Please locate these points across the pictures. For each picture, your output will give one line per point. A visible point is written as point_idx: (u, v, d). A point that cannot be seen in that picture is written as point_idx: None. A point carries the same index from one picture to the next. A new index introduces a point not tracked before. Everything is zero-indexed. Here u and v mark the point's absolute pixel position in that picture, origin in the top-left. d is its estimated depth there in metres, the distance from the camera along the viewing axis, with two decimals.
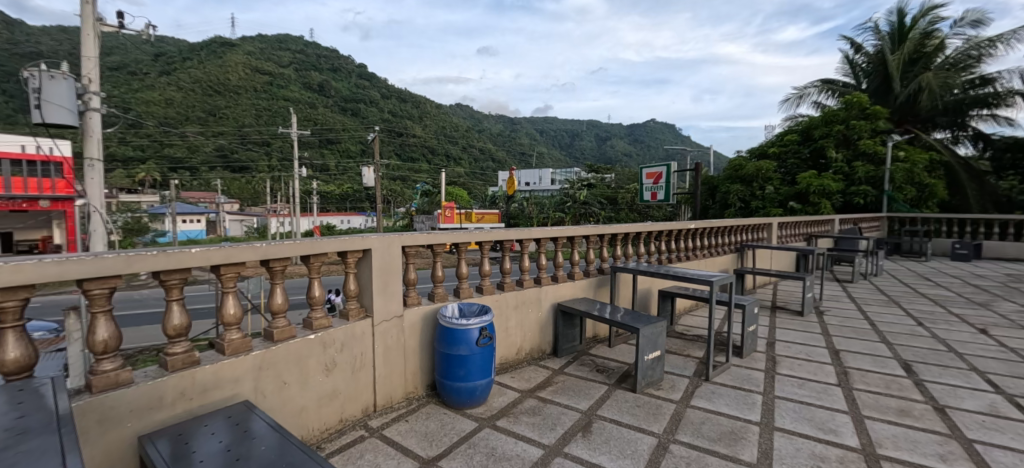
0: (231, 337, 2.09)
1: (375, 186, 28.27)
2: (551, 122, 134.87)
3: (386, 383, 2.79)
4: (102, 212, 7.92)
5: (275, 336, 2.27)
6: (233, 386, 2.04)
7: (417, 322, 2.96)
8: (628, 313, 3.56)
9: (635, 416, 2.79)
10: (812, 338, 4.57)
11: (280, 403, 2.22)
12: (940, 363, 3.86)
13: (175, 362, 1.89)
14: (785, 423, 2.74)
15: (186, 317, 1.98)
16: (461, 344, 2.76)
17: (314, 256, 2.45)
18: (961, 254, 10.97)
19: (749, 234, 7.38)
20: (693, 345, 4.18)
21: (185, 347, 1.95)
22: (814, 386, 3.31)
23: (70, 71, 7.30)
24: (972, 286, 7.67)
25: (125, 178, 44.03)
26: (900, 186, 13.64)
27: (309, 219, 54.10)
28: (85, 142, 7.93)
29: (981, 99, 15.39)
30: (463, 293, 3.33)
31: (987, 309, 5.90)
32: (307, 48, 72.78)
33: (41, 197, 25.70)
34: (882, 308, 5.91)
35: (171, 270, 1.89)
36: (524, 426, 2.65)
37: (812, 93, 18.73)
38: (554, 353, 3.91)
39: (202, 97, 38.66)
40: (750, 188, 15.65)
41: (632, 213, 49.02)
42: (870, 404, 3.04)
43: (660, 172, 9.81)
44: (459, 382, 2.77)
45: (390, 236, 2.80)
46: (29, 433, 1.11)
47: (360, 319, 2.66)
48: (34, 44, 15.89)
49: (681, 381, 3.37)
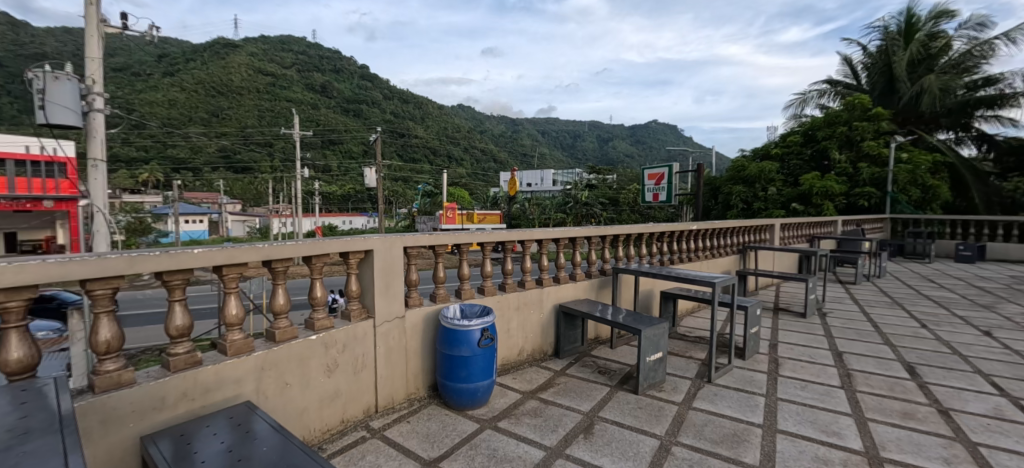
0: (233, 338, 2.10)
1: (377, 187, 28.26)
2: (553, 123, 134.99)
3: (387, 384, 2.79)
4: (106, 212, 7.89)
5: (277, 337, 2.27)
6: (234, 386, 2.04)
7: (418, 323, 2.96)
8: (630, 315, 3.55)
9: (637, 417, 2.78)
10: (815, 340, 4.56)
11: (282, 405, 2.22)
12: (944, 365, 3.85)
13: (177, 363, 1.89)
14: (788, 425, 2.73)
15: (189, 317, 1.99)
16: (462, 345, 2.76)
17: (315, 257, 2.45)
18: (966, 255, 10.93)
19: (751, 236, 7.35)
20: (695, 347, 4.16)
21: (188, 348, 1.95)
22: (817, 388, 3.30)
23: (75, 72, 7.33)
24: (976, 288, 7.63)
25: (128, 179, 44.23)
26: (905, 187, 13.53)
27: (311, 219, 54.16)
28: (89, 142, 7.93)
29: (986, 101, 15.38)
30: (465, 295, 3.33)
31: (991, 312, 5.86)
32: (311, 49, 73.15)
33: (45, 198, 25.76)
34: (885, 311, 5.88)
35: (173, 271, 1.89)
36: (526, 427, 2.65)
37: (814, 96, 18.79)
38: (555, 354, 3.91)
39: (205, 98, 38.81)
40: (752, 189, 15.65)
41: (634, 214, 49.12)
42: (875, 407, 3.02)
43: (662, 173, 9.78)
44: (460, 384, 2.77)
45: (392, 236, 2.81)
46: (32, 433, 1.11)
47: (362, 319, 2.66)
48: (38, 45, 15.99)
49: (683, 383, 3.36)
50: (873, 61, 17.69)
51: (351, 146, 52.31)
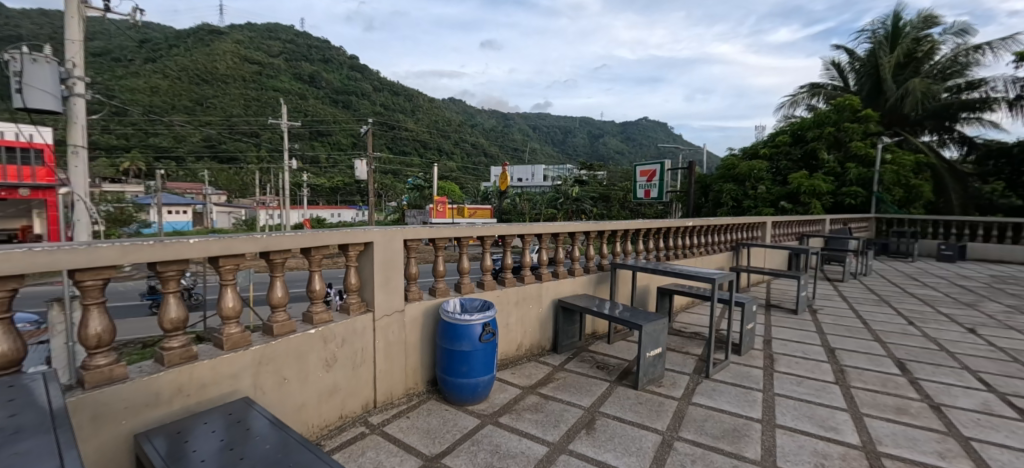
0: (230, 331, 2.01)
1: (367, 179, 27.87)
2: (544, 119, 134.83)
3: (386, 380, 2.74)
4: (88, 201, 7.61)
5: (275, 330, 2.19)
6: (231, 382, 1.96)
7: (418, 317, 2.91)
8: (628, 309, 3.54)
9: (637, 413, 2.77)
10: (808, 336, 4.62)
11: (279, 401, 2.16)
12: (933, 362, 3.92)
13: (172, 357, 1.80)
14: (786, 420, 2.74)
15: (183, 309, 1.90)
16: (463, 341, 2.72)
17: (315, 249, 2.38)
18: (947, 255, 11.17)
19: (744, 233, 7.46)
20: (692, 343, 4.18)
21: (183, 341, 1.86)
22: (813, 384, 3.33)
23: (54, 55, 7.05)
24: (959, 287, 7.80)
25: (109, 167, 43.22)
26: (889, 187, 13.87)
27: (299, 211, 53.32)
28: (69, 128, 7.62)
29: (968, 104, 15.64)
30: (464, 289, 3.28)
31: (974, 310, 6.00)
32: (299, 37, 71.82)
33: (21, 186, 25.03)
34: (873, 307, 5.99)
35: (169, 260, 1.79)
36: (528, 423, 2.62)
37: (803, 97, 18.92)
38: (554, 349, 3.89)
39: (190, 85, 37.82)
40: (742, 187, 15.83)
41: (624, 210, 49.55)
42: (868, 402, 3.05)
43: (654, 170, 9.78)
44: (461, 378, 2.73)
45: (392, 228, 2.75)
46: (23, 432, 1.04)
47: (362, 313, 2.61)
48: (15, 28, 15.27)
49: (681, 379, 3.36)
50: (861, 64, 18.02)
51: (340, 138, 51.76)
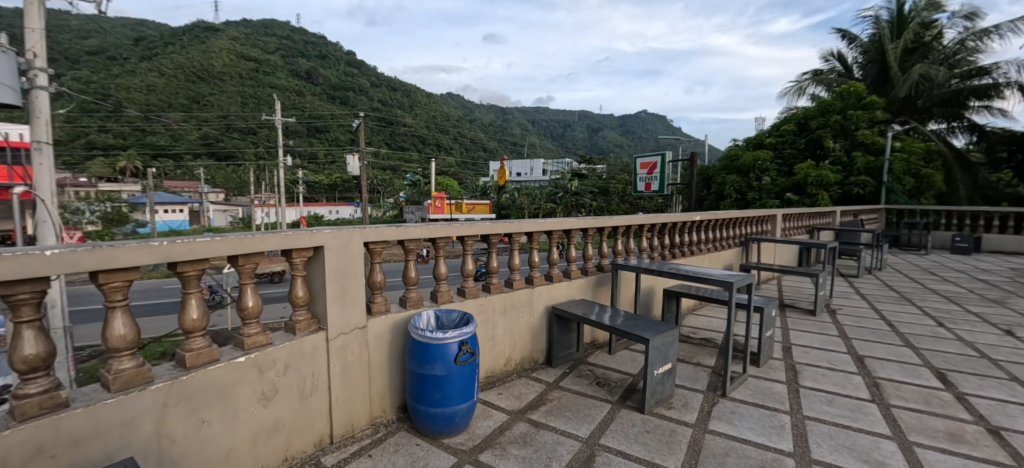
0: (121, 367, 1.56)
1: (361, 175, 27.38)
2: (542, 112, 133.88)
3: (344, 409, 2.29)
4: (51, 200, 7.08)
5: (188, 362, 1.73)
6: (122, 432, 1.51)
7: (383, 333, 2.46)
8: (632, 319, 3.07)
9: (645, 446, 2.33)
10: (830, 342, 4.17)
11: (196, 448, 1.71)
12: (976, 372, 3.46)
13: (27, 407, 1.35)
14: (823, 454, 2.29)
15: (48, 344, 1.44)
16: (435, 362, 2.27)
17: (245, 256, 1.92)
18: (961, 247, 10.72)
19: (753, 227, 7.01)
20: (703, 352, 3.73)
21: (46, 386, 1.41)
22: (846, 403, 2.88)
23: (10, 44, 6.54)
24: (981, 281, 7.33)
25: (105, 167, 42.89)
26: (899, 177, 13.35)
27: (296, 209, 52.86)
28: (32, 123, 7.12)
29: (980, 90, 14.96)
30: (442, 298, 2.82)
31: (1005, 308, 5.54)
32: (295, 33, 71.29)
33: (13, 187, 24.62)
34: (896, 307, 5.53)
35: (16, 280, 1.32)
36: (512, 461, 2.18)
37: (807, 85, 18.27)
38: (548, 362, 3.45)
39: (185, 83, 37.30)
40: (746, 178, 15.33)
41: (624, 205, 49.13)
42: (916, 427, 2.60)
43: (655, 162, 9.32)
44: (434, 407, 2.29)
45: (349, 228, 2.28)
46: None
47: (311, 332, 2.16)
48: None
49: (693, 398, 2.92)
50: (867, 49, 17.45)
51: (337, 134, 51.26)
